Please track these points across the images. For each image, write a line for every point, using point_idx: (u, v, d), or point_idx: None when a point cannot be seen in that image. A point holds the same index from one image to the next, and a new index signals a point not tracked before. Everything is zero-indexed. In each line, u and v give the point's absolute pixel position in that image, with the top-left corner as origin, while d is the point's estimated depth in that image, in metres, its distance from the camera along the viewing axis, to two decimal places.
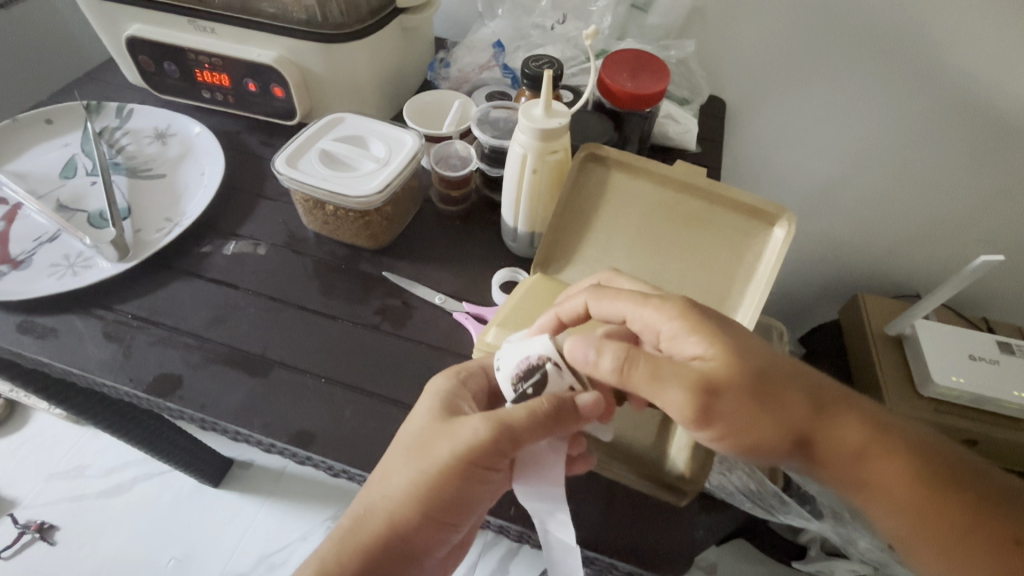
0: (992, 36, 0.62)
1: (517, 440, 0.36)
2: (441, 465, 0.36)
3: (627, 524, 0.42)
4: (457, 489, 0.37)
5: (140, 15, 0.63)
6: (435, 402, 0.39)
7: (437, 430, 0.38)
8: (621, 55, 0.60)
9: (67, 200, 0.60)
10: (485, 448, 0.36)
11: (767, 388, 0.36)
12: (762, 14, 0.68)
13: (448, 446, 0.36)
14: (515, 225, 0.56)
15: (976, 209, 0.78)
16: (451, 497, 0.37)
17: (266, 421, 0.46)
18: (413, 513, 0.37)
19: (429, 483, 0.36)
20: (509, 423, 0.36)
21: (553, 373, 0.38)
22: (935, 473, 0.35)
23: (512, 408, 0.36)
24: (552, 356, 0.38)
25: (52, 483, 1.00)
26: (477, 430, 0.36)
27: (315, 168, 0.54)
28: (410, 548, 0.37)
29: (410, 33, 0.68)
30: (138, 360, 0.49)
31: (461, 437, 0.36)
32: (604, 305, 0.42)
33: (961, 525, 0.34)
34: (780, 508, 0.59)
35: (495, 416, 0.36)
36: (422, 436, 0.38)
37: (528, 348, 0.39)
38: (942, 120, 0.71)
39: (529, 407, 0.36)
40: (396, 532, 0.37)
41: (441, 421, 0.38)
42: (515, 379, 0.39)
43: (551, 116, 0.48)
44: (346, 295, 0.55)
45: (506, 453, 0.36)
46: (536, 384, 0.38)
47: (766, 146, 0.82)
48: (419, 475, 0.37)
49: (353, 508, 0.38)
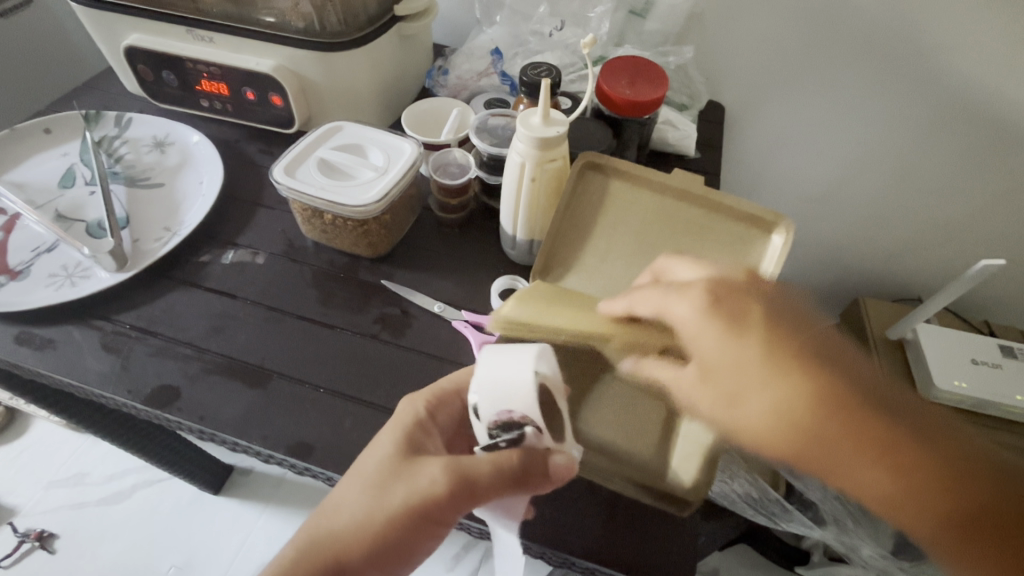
0: (991, 42, 0.62)
1: (475, 495, 0.35)
2: (393, 509, 0.35)
3: (628, 534, 0.42)
4: (406, 534, 0.36)
5: (138, 25, 0.63)
6: (399, 434, 0.39)
7: (396, 469, 0.37)
8: (618, 62, 0.60)
9: (65, 210, 0.60)
10: (441, 499, 0.35)
11: (751, 391, 0.36)
12: (760, 20, 0.68)
13: (405, 489, 0.36)
14: (514, 232, 0.56)
15: (977, 213, 0.78)
16: (398, 543, 0.36)
17: (265, 432, 0.46)
18: (359, 552, 0.35)
19: (378, 525, 0.35)
20: (470, 477, 0.35)
21: (532, 435, 0.36)
22: (966, 490, 0.33)
23: (477, 462, 0.36)
24: (535, 417, 0.36)
25: (51, 491, 0.99)
26: (438, 478, 0.35)
27: (314, 177, 0.54)
28: None
29: (408, 40, 0.68)
30: (137, 371, 0.49)
31: (419, 484, 0.36)
32: (640, 300, 0.43)
33: (968, 535, 0.32)
34: (783, 516, 0.60)
35: (456, 468, 0.36)
36: (382, 472, 0.37)
37: (511, 401, 0.36)
38: (942, 124, 0.70)
39: (496, 466, 0.36)
40: (341, 573, 0.35)
41: (400, 459, 0.37)
42: (493, 426, 0.37)
43: (550, 124, 0.48)
44: (346, 304, 0.55)
45: (461, 507, 0.36)
46: (512, 440, 0.36)
47: (765, 151, 0.82)
48: (370, 514, 0.36)
49: (302, 534, 0.37)
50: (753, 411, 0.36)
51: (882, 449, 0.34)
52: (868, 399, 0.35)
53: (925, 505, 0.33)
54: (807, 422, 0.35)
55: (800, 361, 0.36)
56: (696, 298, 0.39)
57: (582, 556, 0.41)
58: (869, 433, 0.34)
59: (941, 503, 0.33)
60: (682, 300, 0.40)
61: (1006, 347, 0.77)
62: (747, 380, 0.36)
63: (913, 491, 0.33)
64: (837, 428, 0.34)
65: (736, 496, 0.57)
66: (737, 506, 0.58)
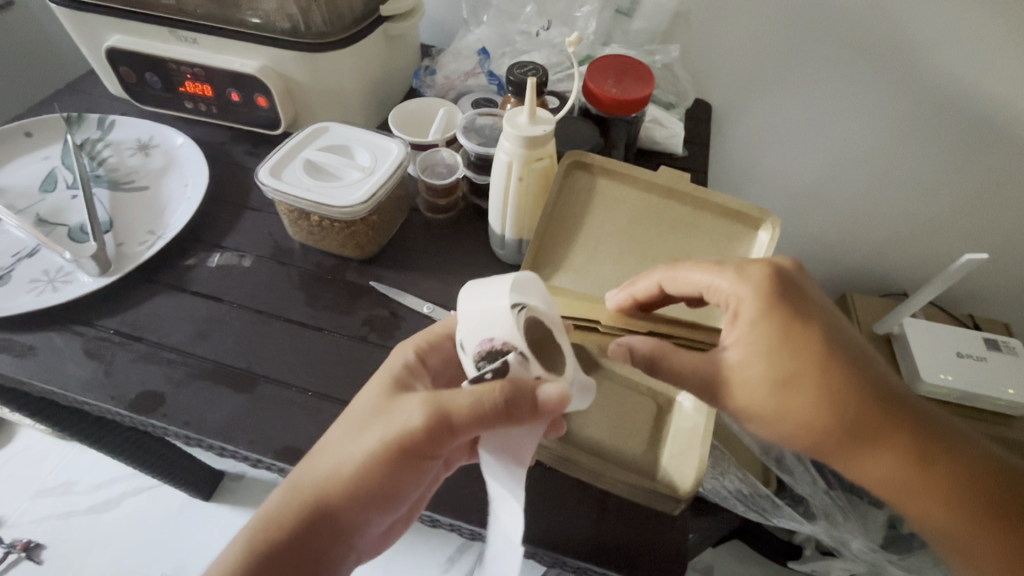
0: (971, 37, 0.63)
1: (456, 429, 0.35)
2: (375, 445, 0.36)
3: (619, 534, 0.42)
4: (390, 471, 0.36)
5: (120, 26, 0.62)
6: (387, 377, 0.39)
7: (379, 408, 0.38)
8: (605, 61, 0.60)
9: (47, 214, 0.59)
10: (421, 435, 0.35)
11: (794, 388, 0.37)
12: (746, 18, 0.69)
13: (384, 427, 0.36)
14: (502, 233, 0.56)
15: (960, 208, 0.79)
16: (383, 480, 0.36)
17: (252, 437, 0.45)
18: (346, 489, 0.36)
19: (361, 464, 0.36)
20: (450, 412, 0.35)
21: (516, 362, 0.36)
22: (987, 492, 0.37)
23: (459, 396, 0.35)
24: (516, 342, 0.36)
25: (38, 501, 0.98)
26: (415, 414, 0.35)
27: (299, 179, 0.53)
28: (339, 525, 0.37)
29: (395, 40, 0.67)
30: (121, 377, 0.48)
31: (398, 421, 0.36)
32: (681, 279, 0.42)
33: (985, 530, 0.36)
34: (774, 512, 0.59)
35: (434, 401, 0.35)
36: (366, 413, 0.38)
37: (491, 328, 0.36)
38: (928, 121, 0.71)
39: (477, 399, 0.34)
40: (326, 509, 0.36)
41: (385, 398, 0.38)
42: (478, 356, 0.37)
43: (536, 123, 0.48)
44: (334, 307, 0.54)
45: (442, 440, 0.35)
46: (496, 370, 0.36)
47: (752, 148, 0.82)
48: (356, 451, 0.37)
49: (292, 475, 0.38)
50: (776, 410, 0.37)
51: (899, 452, 0.37)
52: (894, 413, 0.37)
53: (931, 500, 0.37)
54: (841, 416, 0.36)
55: (845, 362, 0.37)
56: (756, 288, 0.38)
57: (576, 557, 0.41)
58: (891, 435, 0.37)
59: (953, 502, 0.37)
60: (742, 283, 0.39)
61: (991, 341, 0.78)
62: (794, 378, 0.37)
63: (929, 494, 0.37)
64: (873, 431, 0.37)
65: (728, 493, 0.57)
66: (729, 503, 0.57)
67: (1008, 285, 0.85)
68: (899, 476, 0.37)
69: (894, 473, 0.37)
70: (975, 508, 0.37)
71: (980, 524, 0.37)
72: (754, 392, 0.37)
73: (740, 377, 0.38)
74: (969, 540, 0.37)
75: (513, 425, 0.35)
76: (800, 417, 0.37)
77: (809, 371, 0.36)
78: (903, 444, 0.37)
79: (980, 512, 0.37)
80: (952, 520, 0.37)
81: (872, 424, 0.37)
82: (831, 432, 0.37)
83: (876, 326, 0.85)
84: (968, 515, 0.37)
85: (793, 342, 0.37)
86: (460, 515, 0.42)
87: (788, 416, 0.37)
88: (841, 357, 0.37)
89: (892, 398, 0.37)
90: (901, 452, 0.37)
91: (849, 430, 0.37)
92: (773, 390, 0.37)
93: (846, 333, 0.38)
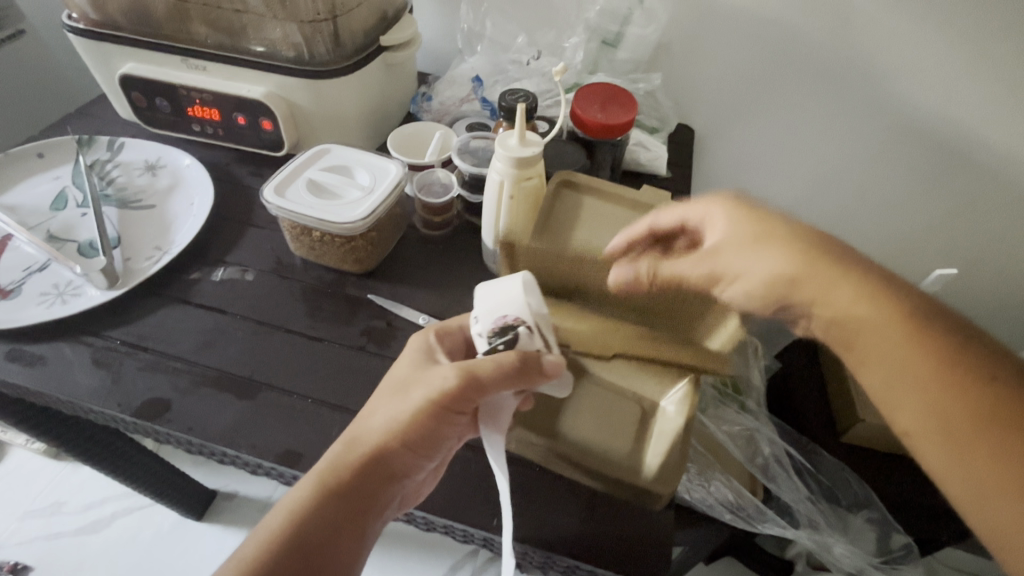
0: (931, 66, 0.67)
1: (483, 390, 0.38)
2: (415, 407, 0.39)
3: (607, 529, 0.44)
4: (429, 427, 0.39)
5: (133, 54, 0.65)
6: (416, 355, 0.42)
7: (416, 376, 0.41)
8: (590, 89, 0.64)
9: (57, 231, 0.61)
10: (455, 394, 0.38)
11: (757, 238, 0.41)
12: (723, 49, 0.74)
13: (422, 391, 0.39)
14: (494, 247, 0.59)
15: (931, 226, 0.83)
16: (424, 435, 0.39)
17: (254, 441, 0.47)
18: (394, 443, 0.39)
19: (405, 421, 0.39)
20: (477, 374, 0.38)
21: (525, 335, 0.39)
22: (958, 353, 0.35)
23: (482, 361, 0.38)
24: (527, 317, 0.39)
25: (27, 521, 0.97)
26: (449, 378, 0.38)
27: (303, 197, 0.56)
28: (390, 473, 0.39)
29: (394, 68, 0.71)
30: (127, 385, 0.50)
31: (433, 383, 0.39)
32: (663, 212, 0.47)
33: (953, 386, 0.34)
34: (759, 518, 0.60)
35: (463, 364, 0.38)
36: (404, 380, 0.41)
37: (504, 306, 0.39)
38: (896, 143, 0.76)
39: (499, 363, 0.38)
40: (378, 460, 0.39)
41: (419, 366, 0.41)
42: (490, 334, 0.40)
43: (526, 145, 0.51)
44: (333, 318, 0.57)
45: (473, 399, 0.39)
46: (508, 342, 0.39)
47: (734, 169, 0.86)
48: (399, 411, 0.39)
49: (345, 434, 0.40)
50: (752, 254, 0.41)
51: (866, 292, 0.37)
52: (853, 266, 0.39)
53: (903, 350, 0.35)
54: (796, 262, 0.39)
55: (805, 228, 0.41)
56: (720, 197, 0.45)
57: (566, 555, 0.42)
58: (858, 274, 0.38)
59: (930, 355, 0.35)
60: (711, 202, 0.45)
61: None
62: (759, 231, 0.41)
63: (905, 342, 0.35)
64: (829, 279, 0.38)
65: (712, 500, 0.60)
66: (715, 510, 0.60)
67: (981, 302, 0.89)
68: (863, 318, 0.37)
69: (852, 313, 0.37)
70: (954, 362, 0.34)
71: (962, 377, 0.34)
72: (737, 253, 0.42)
73: (721, 249, 0.42)
74: (937, 397, 0.34)
75: (527, 387, 0.39)
76: (773, 254, 0.40)
77: (777, 225, 0.41)
78: (871, 288, 0.37)
79: (960, 365, 0.34)
80: (921, 364, 0.35)
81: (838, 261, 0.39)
82: (796, 268, 0.39)
83: None
84: (933, 368, 0.35)
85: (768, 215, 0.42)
86: (455, 515, 0.44)
87: (752, 262, 0.41)
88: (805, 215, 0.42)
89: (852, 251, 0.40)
90: (871, 297, 0.37)
91: (816, 266, 0.39)
92: (753, 240, 0.41)
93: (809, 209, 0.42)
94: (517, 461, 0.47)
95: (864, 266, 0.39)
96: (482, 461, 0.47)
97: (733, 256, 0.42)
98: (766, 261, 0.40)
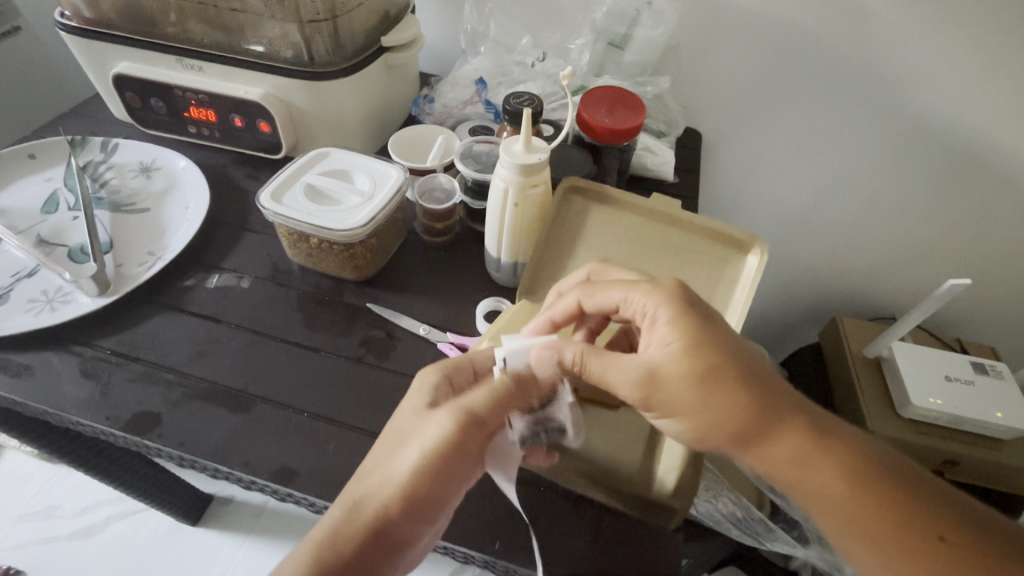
0: (945, 73, 0.66)
1: (486, 428, 0.39)
2: (415, 463, 0.37)
3: (614, 554, 0.42)
4: (431, 484, 0.37)
5: (126, 53, 0.64)
6: (416, 397, 0.41)
7: (415, 424, 0.39)
8: (597, 92, 0.62)
9: (47, 235, 0.60)
10: (458, 440, 0.38)
11: (666, 380, 0.37)
12: (732, 52, 0.72)
13: (426, 442, 0.38)
14: (498, 255, 0.57)
15: (944, 235, 0.81)
16: (427, 495, 0.37)
17: (246, 458, 0.45)
18: (396, 509, 0.37)
19: (405, 481, 0.37)
20: (479, 416, 0.39)
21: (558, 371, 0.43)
22: (875, 483, 0.36)
23: (485, 400, 0.40)
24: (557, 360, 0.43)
25: (19, 525, 0.96)
26: (449, 424, 0.38)
27: (300, 203, 0.54)
28: (389, 541, 0.36)
29: (395, 69, 0.69)
30: (117, 398, 0.48)
31: (436, 432, 0.38)
32: (597, 298, 0.43)
33: (885, 518, 0.36)
34: (767, 536, 0.59)
35: (458, 407, 0.39)
36: (403, 429, 0.39)
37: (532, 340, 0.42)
38: (907, 150, 0.74)
39: (502, 402, 0.40)
40: (376, 526, 0.36)
41: (422, 406, 0.40)
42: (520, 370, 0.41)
43: (531, 151, 0.49)
44: (331, 328, 0.55)
45: (473, 441, 0.39)
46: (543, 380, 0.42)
47: (741, 175, 0.85)
48: (398, 468, 0.38)
49: (343, 498, 0.37)
50: (698, 414, 0.37)
51: (807, 443, 0.37)
52: (766, 410, 0.37)
53: (855, 499, 0.36)
54: (715, 412, 0.37)
55: (718, 367, 0.37)
56: (666, 294, 0.39)
57: None
58: (795, 417, 0.37)
59: (878, 498, 0.36)
60: (632, 288, 0.41)
61: (977, 365, 0.81)
62: (681, 363, 0.37)
63: (857, 490, 0.36)
64: (746, 433, 0.37)
65: (718, 515, 0.56)
66: (721, 526, 0.56)
67: (993, 311, 0.87)
68: (787, 461, 0.37)
69: (786, 462, 0.37)
70: (902, 501, 0.36)
71: (919, 526, 0.35)
72: (671, 365, 0.37)
73: (663, 357, 0.37)
74: (868, 525, 0.36)
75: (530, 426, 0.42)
76: (713, 408, 0.37)
77: (728, 388, 0.36)
78: (808, 432, 0.37)
79: (909, 502, 0.36)
80: (842, 492, 0.36)
81: (775, 410, 0.37)
82: (745, 429, 0.37)
83: (865, 349, 0.87)
84: (862, 501, 0.36)
85: (688, 326, 0.38)
86: (455, 538, 0.42)
87: (684, 390, 0.37)
88: (736, 347, 0.38)
89: (761, 375, 0.38)
90: (810, 443, 0.37)
91: (761, 416, 0.37)
92: (695, 389, 0.37)
93: (719, 326, 0.39)
94: (521, 481, 0.46)
95: (779, 395, 0.38)
96: (483, 480, 0.45)
97: (677, 383, 0.37)
98: (691, 399, 0.37)
